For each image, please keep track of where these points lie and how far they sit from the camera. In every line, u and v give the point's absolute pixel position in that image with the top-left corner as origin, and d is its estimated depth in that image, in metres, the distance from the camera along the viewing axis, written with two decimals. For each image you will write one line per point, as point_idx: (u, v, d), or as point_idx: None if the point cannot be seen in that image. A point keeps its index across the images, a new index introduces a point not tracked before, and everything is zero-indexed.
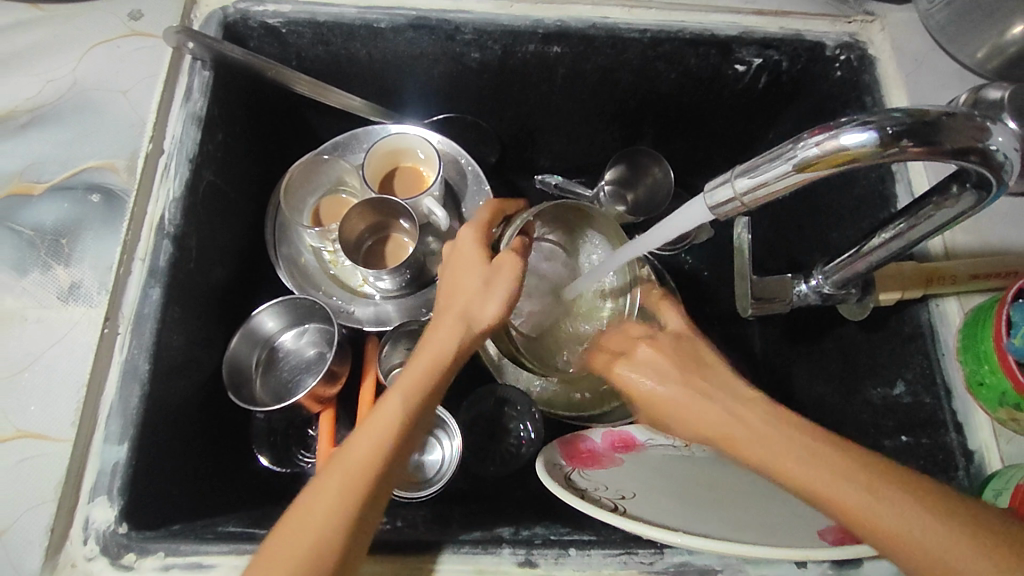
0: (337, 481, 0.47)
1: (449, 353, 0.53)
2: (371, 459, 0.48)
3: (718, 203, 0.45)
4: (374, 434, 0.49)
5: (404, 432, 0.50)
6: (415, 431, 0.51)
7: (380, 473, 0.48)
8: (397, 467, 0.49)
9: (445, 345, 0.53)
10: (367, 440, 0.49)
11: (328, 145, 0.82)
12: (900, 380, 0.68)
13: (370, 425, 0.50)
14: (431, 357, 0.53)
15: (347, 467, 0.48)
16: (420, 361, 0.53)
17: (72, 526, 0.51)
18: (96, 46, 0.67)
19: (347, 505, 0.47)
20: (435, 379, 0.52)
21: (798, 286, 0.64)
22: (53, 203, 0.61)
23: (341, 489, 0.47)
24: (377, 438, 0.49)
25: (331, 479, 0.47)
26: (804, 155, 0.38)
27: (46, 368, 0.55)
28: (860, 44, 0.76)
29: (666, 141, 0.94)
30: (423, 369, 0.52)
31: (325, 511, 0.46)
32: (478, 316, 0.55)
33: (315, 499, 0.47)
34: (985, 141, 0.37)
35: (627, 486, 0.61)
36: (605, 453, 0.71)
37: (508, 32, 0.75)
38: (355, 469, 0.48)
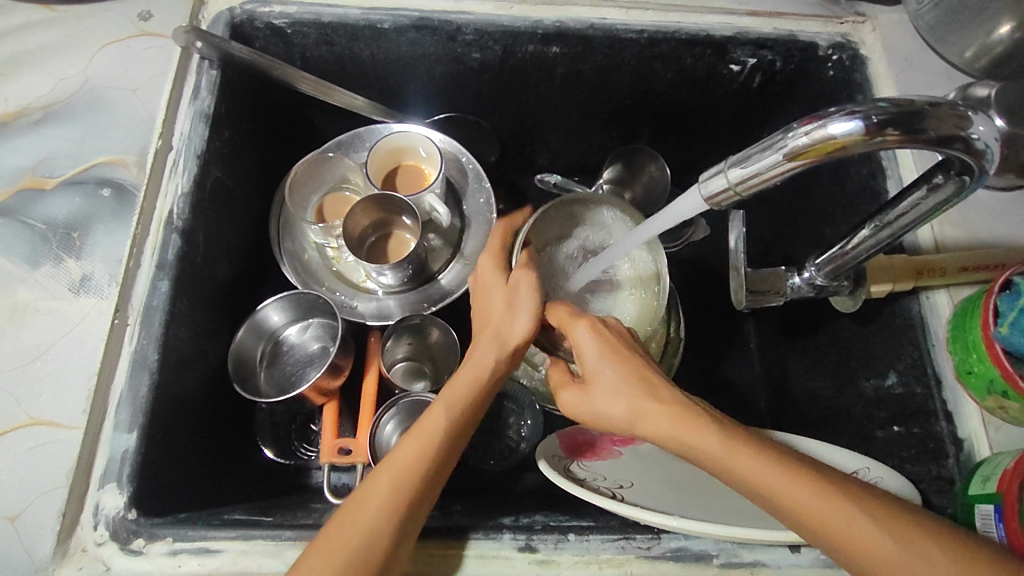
0: (387, 480, 0.50)
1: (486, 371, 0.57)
2: (420, 461, 0.52)
3: (712, 193, 0.46)
4: (421, 442, 0.53)
5: (448, 440, 0.53)
6: (458, 440, 0.54)
7: (427, 476, 0.51)
8: (441, 473, 0.53)
9: (485, 361, 0.58)
10: (415, 445, 0.52)
11: (332, 144, 0.84)
12: (893, 371, 0.69)
13: (414, 434, 0.53)
14: (469, 374, 0.57)
15: (398, 468, 0.51)
16: (463, 376, 0.57)
17: (82, 511, 0.52)
18: (107, 45, 0.69)
19: (398, 502, 0.49)
20: (474, 394, 0.56)
21: (791, 279, 0.66)
22: (64, 197, 0.63)
23: (388, 492, 0.50)
24: (427, 443, 0.52)
25: (379, 482, 0.50)
26: (795, 145, 0.40)
27: (58, 357, 0.57)
28: (852, 44, 0.78)
29: (663, 140, 0.96)
30: (463, 385, 0.56)
31: (376, 506, 0.49)
32: (511, 337, 0.59)
33: (363, 500, 0.50)
34: (967, 130, 0.39)
35: (625, 477, 0.63)
36: (603, 445, 0.73)
37: (508, 32, 0.77)
38: (404, 470, 0.51)
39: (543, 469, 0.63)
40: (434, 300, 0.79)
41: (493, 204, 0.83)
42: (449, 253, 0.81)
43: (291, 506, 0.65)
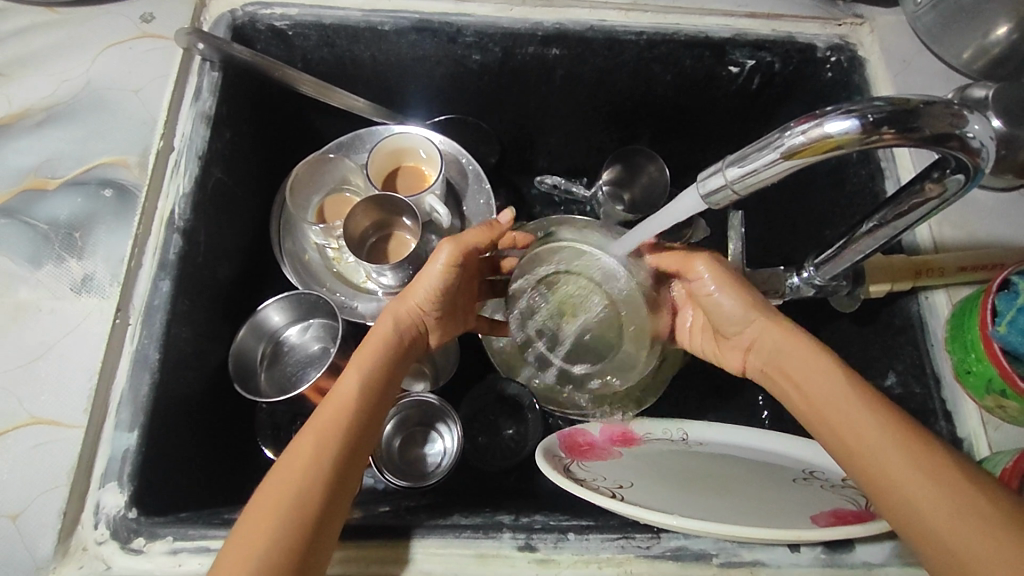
0: (310, 442, 0.51)
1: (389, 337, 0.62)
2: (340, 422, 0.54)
3: (710, 192, 0.47)
4: (342, 399, 0.55)
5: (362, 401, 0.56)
6: (375, 397, 0.57)
7: (347, 434, 0.53)
8: (363, 426, 0.55)
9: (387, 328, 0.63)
10: (334, 409, 0.54)
11: (333, 145, 0.84)
12: (891, 372, 0.69)
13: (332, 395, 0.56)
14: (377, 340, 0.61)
15: (317, 430, 0.52)
16: (371, 344, 0.61)
17: (83, 510, 0.52)
18: (109, 47, 0.69)
19: (323, 460, 0.51)
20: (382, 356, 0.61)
21: (790, 279, 0.66)
22: (66, 197, 0.63)
23: (316, 442, 0.52)
24: (340, 406, 0.54)
25: (304, 437, 0.52)
26: (791, 143, 0.40)
27: (59, 356, 0.57)
28: (850, 46, 0.79)
29: (663, 142, 0.97)
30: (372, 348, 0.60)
31: (299, 466, 0.50)
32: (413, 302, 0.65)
33: (293, 454, 0.51)
34: (962, 128, 0.39)
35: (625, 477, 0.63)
36: (603, 446, 0.73)
37: (509, 34, 0.77)
38: (324, 429, 0.53)
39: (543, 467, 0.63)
40: None
41: (493, 205, 0.84)
42: None
43: None
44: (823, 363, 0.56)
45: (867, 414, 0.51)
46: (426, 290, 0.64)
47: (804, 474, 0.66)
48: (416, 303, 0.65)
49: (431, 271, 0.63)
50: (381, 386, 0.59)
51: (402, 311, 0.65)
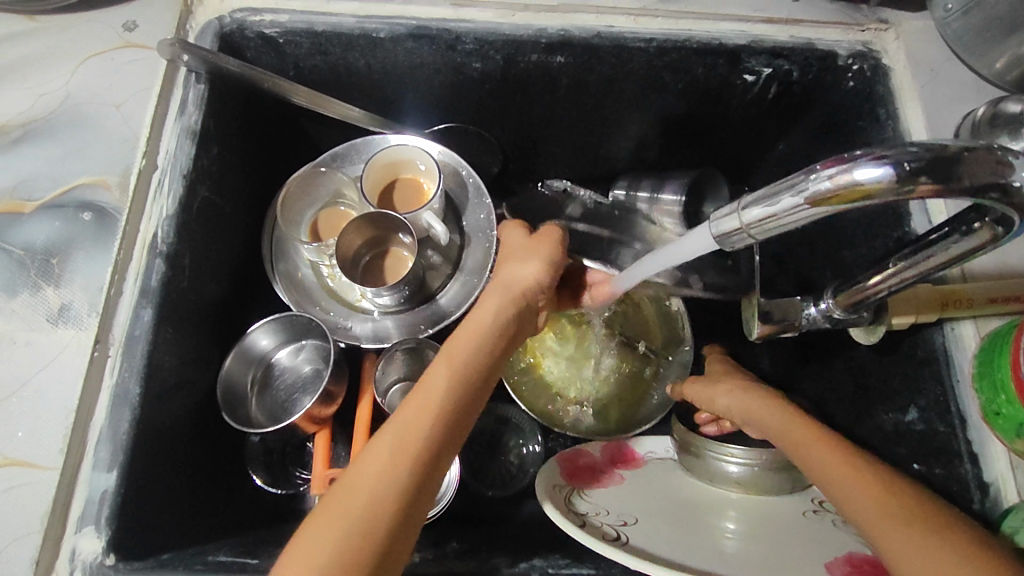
0: (385, 446, 0.44)
1: (488, 324, 0.52)
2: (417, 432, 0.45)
3: (724, 233, 0.43)
4: (427, 395, 0.47)
5: (450, 410, 0.47)
6: (465, 400, 0.48)
7: (425, 447, 0.45)
8: (444, 440, 0.46)
9: (485, 319, 0.53)
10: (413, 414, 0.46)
11: (327, 157, 0.80)
12: (913, 406, 0.65)
13: (418, 390, 0.48)
14: (472, 327, 0.52)
15: (398, 431, 0.45)
16: (463, 335, 0.52)
17: (58, 557, 0.50)
18: (89, 58, 0.66)
19: (394, 474, 0.43)
20: (480, 347, 0.51)
21: (807, 309, 0.61)
22: (43, 221, 0.60)
23: (388, 448, 0.44)
24: (422, 403, 0.47)
25: (381, 438, 0.45)
26: (817, 189, 0.36)
27: (33, 393, 0.54)
28: (874, 53, 0.74)
29: (674, 151, 0.92)
30: (466, 336, 0.51)
31: (364, 486, 0.43)
32: (516, 291, 0.55)
33: (366, 460, 0.44)
34: (1008, 178, 0.35)
35: (630, 512, 0.58)
36: (604, 471, 0.70)
37: (510, 42, 0.73)
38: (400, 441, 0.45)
39: (543, 504, 0.58)
40: (432, 321, 0.75)
41: (494, 220, 0.80)
42: (449, 272, 0.78)
43: (281, 542, 0.62)
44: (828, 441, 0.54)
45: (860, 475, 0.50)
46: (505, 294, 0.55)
47: (814, 505, 0.62)
48: (506, 301, 0.54)
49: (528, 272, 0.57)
50: (476, 389, 0.49)
51: (506, 297, 0.55)
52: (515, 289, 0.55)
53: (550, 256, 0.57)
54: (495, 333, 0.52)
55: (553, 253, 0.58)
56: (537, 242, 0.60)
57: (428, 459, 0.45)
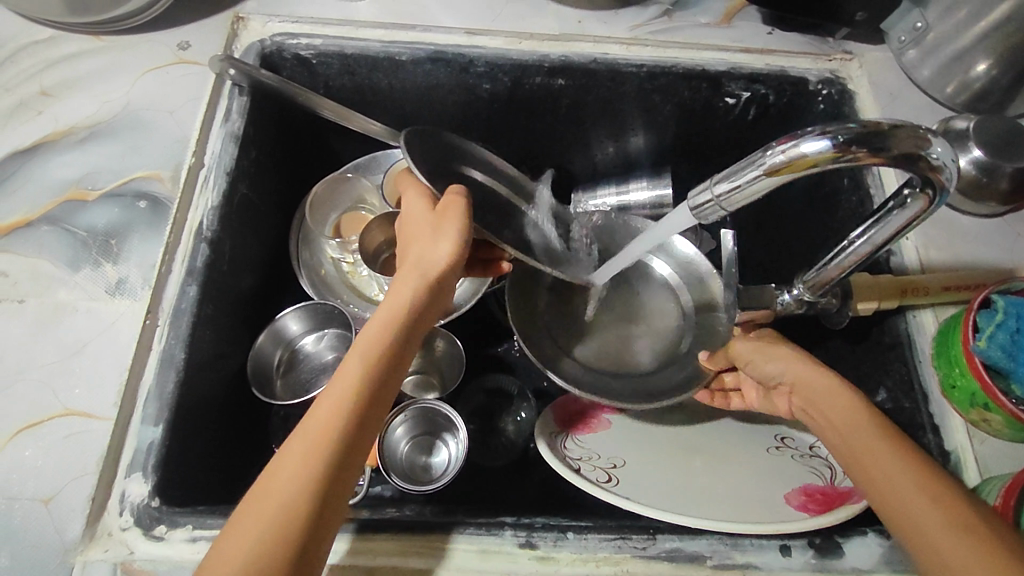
0: (296, 455, 0.45)
1: (398, 312, 0.52)
2: (332, 427, 0.46)
3: (699, 208, 0.51)
4: (336, 398, 0.48)
5: (360, 403, 0.48)
6: (377, 397, 0.49)
7: (337, 452, 0.46)
8: (356, 440, 0.47)
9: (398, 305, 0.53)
10: (330, 404, 0.47)
11: (349, 167, 0.90)
12: (881, 388, 0.71)
13: (329, 389, 0.48)
14: (382, 320, 0.52)
15: (308, 436, 0.46)
16: (373, 325, 0.52)
17: (109, 497, 0.55)
18: (148, 72, 0.75)
19: (308, 483, 0.44)
20: (389, 341, 0.51)
21: (780, 295, 0.68)
22: (103, 208, 0.68)
23: (302, 456, 0.45)
24: (334, 403, 0.47)
25: (293, 444, 0.46)
26: (772, 162, 0.44)
27: (92, 354, 0.60)
28: (840, 80, 0.84)
29: (664, 168, 1.01)
30: (374, 330, 0.51)
31: (275, 494, 0.44)
32: (424, 272, 0.54)
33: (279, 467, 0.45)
34: (926, 150, 0.44)
35: (618, 455, 0.67)
36: (592, 414, 0.77)
37: (517, 65, 0.83)
38: (320, 432, 0.46)
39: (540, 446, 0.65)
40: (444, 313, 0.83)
41: None
42: None
43: None
44: (852, 411, 0.54)
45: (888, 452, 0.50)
46: (414, 276, 0.54)
47: (777, 441, 0.71)
48: (410, 288, 0.54)
49: (437, 252, 0.55)
50: (387, 381, 0.50)
51: (417, 285, 0.54)
52: (425, 270, 0.54)
53: (458, 230, 0.55)
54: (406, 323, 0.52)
55: (461, 225, 0.55)
56: (443, 212, 0.56)
57: (338, 461, 0.46)
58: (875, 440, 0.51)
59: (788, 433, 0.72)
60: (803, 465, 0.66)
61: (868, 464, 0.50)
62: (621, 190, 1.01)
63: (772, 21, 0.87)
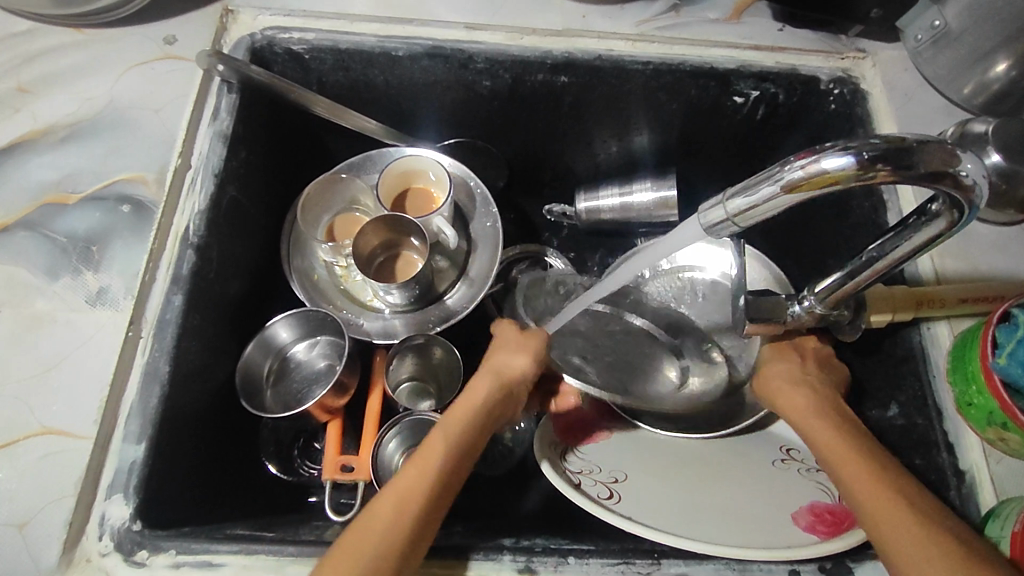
0: (387, 507, 0.51)
1: (480, 403, 0.60)
2: (418, 488, 0.53)
3: (712, 223, 0.48)
4: (423, 465, 0.54)
5: (443, 470, 0.55)
6: (456, 468, 0.56)
7: (422, 510, 0.52)
8: (436, 503, 0.53)
9: (482, 393, 0.61)
10: (416, 474, 0.54)
11: (343, 167, 0.86)
12: (894, 403, 0.69)
13: (418, 455, 0.55)
14: (465, 406, 0.60)
15: (396, 493, 0.52)
16: (459, 408, 0.60)
17: (88, 521, 0.53)
18: (132, 67, 0.72)
19: (397, 532, 0.50)
20: (470, 424, 0.59)
21: (792, 306, 0.64)
22: (84, 212, 0.64)
23: (391, 506, 0.52)
24: (422, 467, 0.54)
25: (383, 499, 0.52)
26: (790, 178, 0.41)
27: (72, 368, 0.58)
28: (853, 79, 0.81)
29: (668, 168, 0.98)
30: (460, 412, 0.59)
31: (370, 540, 0.50)
32: (506, 376, 0.63)
33: (371, 517, 0.51)
34: (956, 168, 0.41)
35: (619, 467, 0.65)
36: (594, 422, 0.73)
37: (518, 62, 0.79)
38: (405, 492, 0.52)
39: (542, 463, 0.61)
40: (440, 319, 0.80)
41: (500, 229, 0.86)
42: (455, 275, 0.83)
43: (295, 524, 0.65)
44: (843, 434, 0.58)
45: (867, 467, 0.54)
46: (497, 376, 0.63)
47: (784, 454, 0.68)
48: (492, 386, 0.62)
49: (517, 361, 0.64)
50: (466, 456, 0.57)
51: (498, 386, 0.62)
52: (505, 376, 0.63)
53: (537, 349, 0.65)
54: (484, 412, 0.60)
55: (539, 346, 0.65)
56: (526, 339, 0.66)
57: (422, 517, 0.52)
58: (851, 445, 0.56)
59: (794, 446, 0.70)
60: (810, 481, 0.63)
61: (853, 481, 0.54)
62: (624, 190, 0.97)
63: (783, 17, 0.84)
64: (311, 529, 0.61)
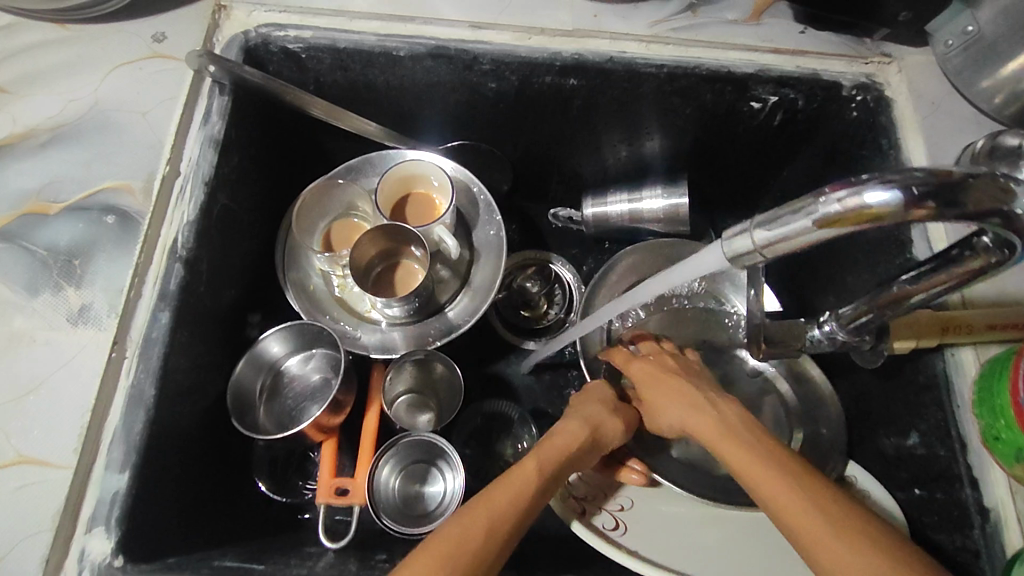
0: (497, 510, 0.52)
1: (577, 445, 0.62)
2: (522, 501, 0.54)
3: (738, 252, 0.45)
4: (528, 482, 0.56)
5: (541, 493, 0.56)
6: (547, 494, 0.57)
7: (520, 524, 0.53)
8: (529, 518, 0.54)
9: (579, 434, 0.63)
10: (518, 488, 0.55)
11: (342, 170, 0.82)
12: (914, 431, 0.66)
13: (520, 471, 0.57)
14: (565, 443, 0.62)
15: (509, 501, 0.53)
16: (561, 441, 0.62)
17: (67, 556, 0.51)
18: (118, 66, 0.68)
19: (500, 535, 0.51)
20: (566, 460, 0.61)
21: (811, 331, 0.61)
22: (65, 223, 0.61)
23: (501, 513, 0.52)
24: (527, 483, 0.56)
25: (495, 503, 0.53)
26: (827, 211, 0.38)
27: (52, 392, 0.55)
28: (876, 86, 0.77)
29: (680, 173, 0.94)
30: (561, 446, 0.61)
31: (474, 536, 0.50)
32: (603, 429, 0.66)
33: (480, 515, 0.52)
34: (1010, 206, 0.37)
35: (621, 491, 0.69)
36: None
37: (526, 64, 0.75)
38: (513, 502, 0.53)
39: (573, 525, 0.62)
40: (440, 333, 0.77)
41: (504, 237, 0.82)
42: (458, 286, 0.80)
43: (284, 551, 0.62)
44: (738, 440, 0.56)
45: (771, 470, 0.52)
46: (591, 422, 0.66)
47: None
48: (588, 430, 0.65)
49: (612, 418, 0.68)
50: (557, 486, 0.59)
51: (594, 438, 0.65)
52: (602, 426, 0.66)
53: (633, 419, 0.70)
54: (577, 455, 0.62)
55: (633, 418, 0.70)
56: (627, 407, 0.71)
57: (517, 528, 0.53)
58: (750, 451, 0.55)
59: None
60: None
61: (760, 484, 0.52)
62: (632, 197, 0.93)
63: (805, 19, 0.80)
64: (303, 559, 0.59)
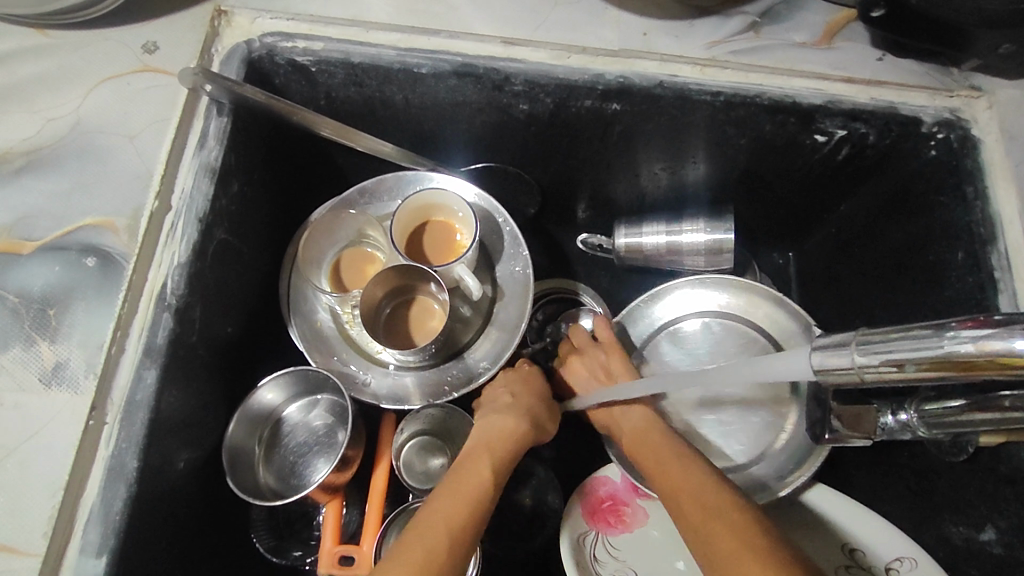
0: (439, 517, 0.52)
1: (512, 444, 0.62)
2: (463, 506, 0.54)
3: (826, 373, 0.38)
4: (469, 488, 0.55)
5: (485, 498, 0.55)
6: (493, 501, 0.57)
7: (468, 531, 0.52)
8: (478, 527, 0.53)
9: (513, 431, 0.63)
10: (456, 494, 0.55)
11: (354, 193, 0.74)
12: (990, 526, 0.58)
13: (461, 480, 0.56)
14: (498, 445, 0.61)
15: (448, 511, 0.53)
16: (494, 437, 0.62)
17: None
18: (103, 81, 0.60)
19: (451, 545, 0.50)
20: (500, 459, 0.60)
21: (884, 416, 0.58)
22: (40, 264, 0.54)
23: (443, 518, 0.52)
24: (465, 489, 0.55)
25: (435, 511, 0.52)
26: (956, 351, 0.33)
27: (19, 465, 0.49)
28: (962, 122, 0.67)
29: (724, 204, 0.85)
30: (488, 445, 0.61)
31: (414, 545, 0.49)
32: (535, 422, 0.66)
33: (420, 526, 0.51)
34: None
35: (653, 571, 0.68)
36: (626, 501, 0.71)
37: (563, 86, 0.67)
38: (453, 508, 0.53)
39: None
40: (458, 384, 0.70)
41: (530, 274, 0.74)
42: (479, 326, 0.72)
43: None
44: (692, 476, 0.57)
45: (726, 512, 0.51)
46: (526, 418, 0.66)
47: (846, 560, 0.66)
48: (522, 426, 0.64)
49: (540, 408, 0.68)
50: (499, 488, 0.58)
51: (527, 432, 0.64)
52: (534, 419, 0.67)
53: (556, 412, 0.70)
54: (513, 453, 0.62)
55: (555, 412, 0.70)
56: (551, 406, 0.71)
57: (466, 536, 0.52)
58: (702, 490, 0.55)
59: None
60: None
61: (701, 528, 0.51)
62: (671, 228, 0.83)
63: (884, 43, 0.70)
64: None
